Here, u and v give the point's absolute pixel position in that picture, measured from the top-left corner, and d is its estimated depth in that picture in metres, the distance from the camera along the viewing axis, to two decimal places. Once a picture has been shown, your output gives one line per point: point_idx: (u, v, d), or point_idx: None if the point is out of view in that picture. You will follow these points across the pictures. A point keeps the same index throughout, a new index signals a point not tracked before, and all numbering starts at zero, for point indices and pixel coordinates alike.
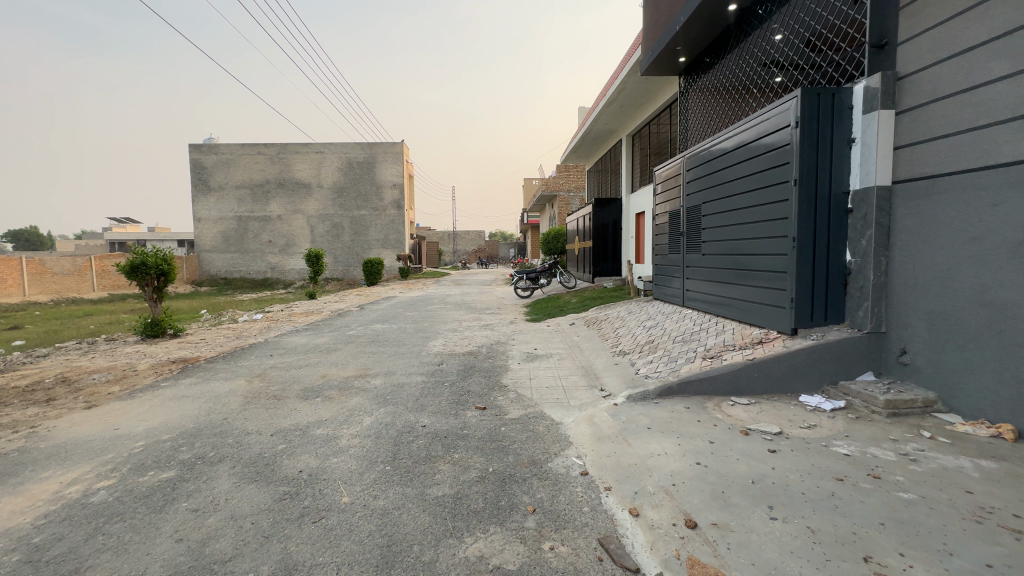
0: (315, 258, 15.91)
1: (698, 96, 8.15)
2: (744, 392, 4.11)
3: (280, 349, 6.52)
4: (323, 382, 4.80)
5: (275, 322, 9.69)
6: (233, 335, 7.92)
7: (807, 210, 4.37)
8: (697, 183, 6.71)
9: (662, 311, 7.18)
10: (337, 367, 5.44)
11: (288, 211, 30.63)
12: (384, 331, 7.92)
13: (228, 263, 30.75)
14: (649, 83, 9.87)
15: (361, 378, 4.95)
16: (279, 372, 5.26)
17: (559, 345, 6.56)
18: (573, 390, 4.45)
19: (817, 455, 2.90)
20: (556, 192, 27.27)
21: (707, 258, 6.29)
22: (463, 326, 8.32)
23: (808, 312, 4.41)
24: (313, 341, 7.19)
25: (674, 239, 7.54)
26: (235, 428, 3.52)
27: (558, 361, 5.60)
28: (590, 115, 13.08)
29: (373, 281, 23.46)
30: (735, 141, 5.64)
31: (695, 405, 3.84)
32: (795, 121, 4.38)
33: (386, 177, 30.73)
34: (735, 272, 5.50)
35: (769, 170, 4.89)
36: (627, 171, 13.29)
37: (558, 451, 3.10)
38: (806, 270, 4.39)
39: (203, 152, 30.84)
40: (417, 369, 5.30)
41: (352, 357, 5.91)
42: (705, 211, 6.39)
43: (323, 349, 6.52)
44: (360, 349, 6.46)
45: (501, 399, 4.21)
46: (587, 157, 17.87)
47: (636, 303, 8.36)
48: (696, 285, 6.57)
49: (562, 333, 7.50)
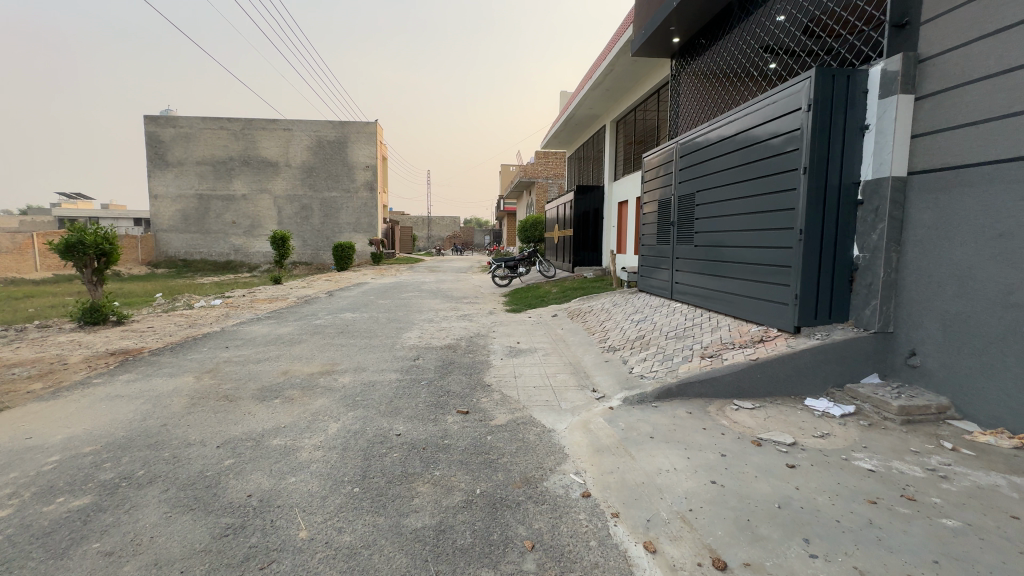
0: (281, 241, 15.02)
1: (690, 80, 7.81)
2: (747, 395, 3.83)
3: (238, 340, 5.92)
4: (284, 380, 4.27)
5: (235, 308, 8.99)
6: (185, 323, 7.23)
7: (816, 200, 4.07)
8: (691, 170, 6.38)
9: (649, 303, 6.89)
10: (302, 361, 4.91)
11: (253, 190, 29.14)
12: (354, 320, 7.38)
13: (187, 244, 29.12)
14: (639, 65, 9.48)
15: (328, 374, 4.46)
16: (234, 368, 4.69)
17: (544, 339, 6.18)
18: (563, 391, 4.08)
19: (840, 471, 2.61)
20: (534, 178, 26.79)
21: (700, 250, 5.99)
22: (440, 317, 7.85)
23: (813, 310, 4.13)
24: (275, 331, 6.60)
25: (663, 229, 7.23)
26: (174, 438, 3.00)
27: (544, 356, 5.22)
28: (574, 99, 12.63)
29: (343, 266, 22.54)
30: (735, 126, 5.31)
31: (697, 411, 3.53)
32: (808, 104, 4.05)
33: (358, 157, 29.56)
34: (732, 265, 5.20)
35: (774, 157, 4.57)
36: (610, 159, 12.94)
37: (553, 466, 2.72)
38: (813, 264, 4.10)
39: (159, 124, 28.91)
40: (391, 365, 4.83)
41: (318, 350, 5.39)
42: (699, 200, 6.08)
43: (286, 340, 5.95)
44: (328, 341, 5.93)
45: (484, 401, 3.79)
46: (568, 143, 17.43)
47: (621, 295, 8.05)
48: (686, 277, 6.28)
49: (545, 326, 7.12)
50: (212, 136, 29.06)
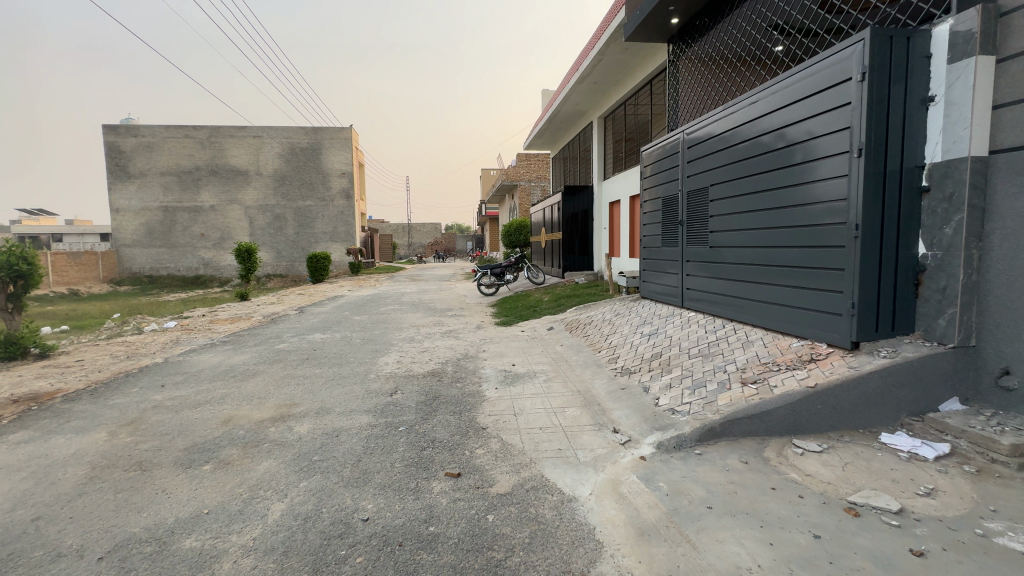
0: (247, 253, 13.90)
1: (688, 67, 7.14)
2: (805, 431, 3.08)
3: (180, 375, 4.95)
4: (223, 434, 3.35)
5: (189, 332, 7.98)
6: (124, 354, 6.20)
7: (875, 188, 3.34)
8: (701, 162, 5.67)
9: (657, 313, 6.14)
10: (252, 404, 3.99)
11: (222, 201, 27.78)
12: (324, 343, 6.45)
13: (153, 259, 27.60)
14: (629, 53, 8.79)
15: (282, 421, 3.57)
16: (164, 416, 3.75)
17: (543, 359, 5.35)
18: (577, 433, 3.26)
19: (990, 562, 1.85)
20: (516, 182, 26.02)
21: (717, 251, 5.26)
22: (422, 335, 6.97)
23: (874, 321, 3.39)
24: (229, 360, 5.65)
25: (668, 230, 6.51)
26: (40, 547, 2.09)
27: (546, 384, 4.40)
28: (559, 94, 11.92)
29: (319, 278, 21.35)
30: (757, 108, 4.59)
31: (754, 460, 2.75)
32: (862, 71, 3.32)
33: (333, 164, 28.42)
34: (762, 269, 4.47)
35: (814, 139, 3.84)
36: (598, 157, 12.24)
37: (587, 571, 1.90)
38: (872, 265, 3.38)
39: (118, 133, 27.40)
40: (362, 404, 3.94)
41: (275, 386, 4.47)
42: (713, 195, 5.37)
43: (239, 373, 5.00)
44: (289, 372, 5.00)
45: (480, 455, 2.96)
46: (552, 142, 16.75)
47: (622, 304, 7.30)
48: (702, 283, 5.54)
49: (542, 342, 6.32)
50: (177, 146, 27.64)
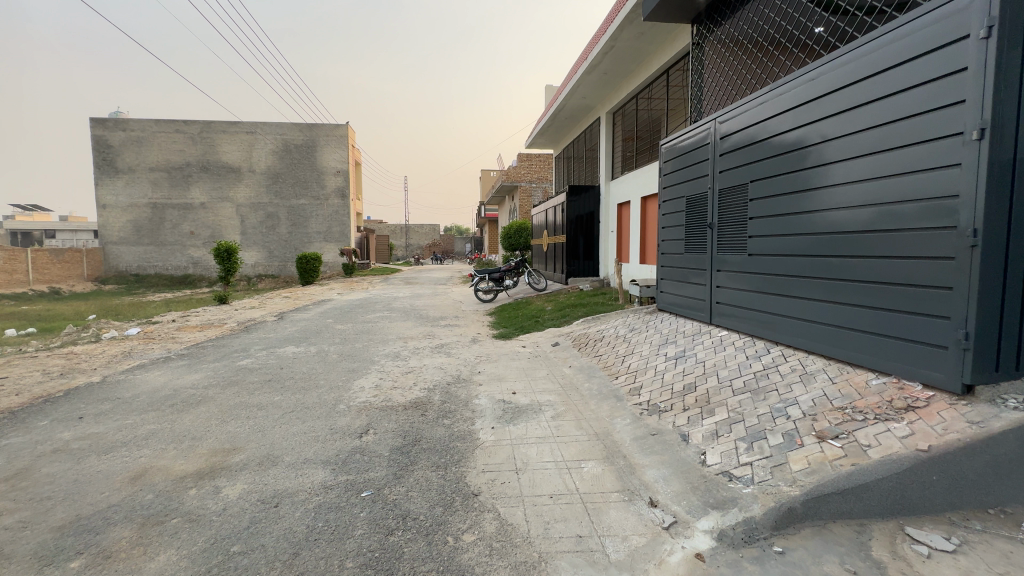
0: (227, 252, 13.02)
1: (713, 52, 6.32)
2: (918, 515, 2.23)
3: (110, 401, 4.08)
4: (124, 500, 2.48)
5: (149, 341, 7.10)
6: (60, 369, 5.33)
7: (1001, 181, 2.51)
8: (739, 155, 4.86)
9: (680, 330, 5.30)
10: (179, 448, 3.12)
11: (213, 198, 26.91)
12: (295, 359, 5.59)
13: (141, 257, 26.75)
14: (645, 38, 7.98)
15: (209, 480, 2.70)
16: (59, 467, 2.88)
17: (549, 385, 4.49)
18: (600, 507, 2.40)
19: None
20: (517, 183, 25.18)
21: (762, 261, 4.43)
22: (410, 350, 6.11)
23: (996, 358, 2.55)
24: (177, 380, 4.78)
25: (694, 234, 5.68)
26: None
27: (555, 424, 3.53)
28: (565, 88, 11.12)
29: (310, 280, 20.53)
30: (820, 86, 3.76)
31: (866, 569, 1.89)
32: (987, 25, 2.48)
33: (328, 162, 27.56)
34: (826, 283, 3.64)
35: (903, 120, 3.01)
36: (606, 155, 11.42)
37: None
38: (994, 283, 2.54)
39: (107, 127, 26.58)
40: (320, 452, 3.06)
41: (219, 422, 3.61)
42: (756, 193, 4.54)
43: (182, 400, 4.13)
44: (243, 399, 4.14)
45: (468, 548, 2.09)
46: (556, 141, 15.96)
47: (636, 317, 6.46)
48: (740, 296, 4.71)
49: (546, 361, 5.46)
50: (167, 140, 26.78)
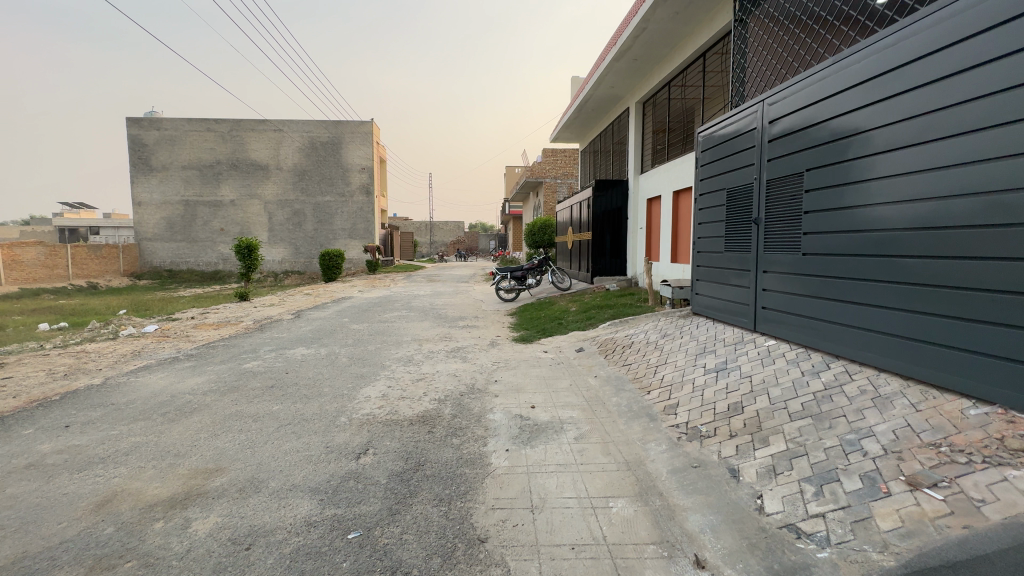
0: (247, 249, 13.00)
1: (758, 30, 5.70)
2: None
3: (102, 408, 3.84)
4: (79, 534, 2.16)
5: (162, 339, 6.96)
6: (65, 369, 5.16)
7: None
8: (790, 141, 4.29)
9: (720, 338, 4.75)
10: (159, 468, 2.81)
11: (242, 195, 27.36)
12: (302, 363, 5.29)
13: (174, 254, 27.44)
14: (680, 18, 7.38)
15: (179, 511, 2.36)
16: (24, 486, 2.60)
17: (571, 399, 4.03)
18: (634, 566, 1.94)
19: None
20: (541, 178, 24.68)
21: (819, 262, 3.86)
22: (423, 354, 5.74)
23: None
24: (177, 384, 4.52)
25: (737, 230, 5.11)
26: None
27: (578, 447, 3.08)
28: (591, 77, 10.58)
29: (333, 277, 20.54)
30: (896, 55, 3.19)
31: None
32: None
33: (353, 159, 27.65)
34: (904, 289, 3.07)
35: (1015, 89, 2.44)
36: (635, 147, 10.82)
37: None
38: None
39: (142, 126, 27.33)
40: (309, 478, 2.69)
41: (209, 435, 3.29)
42: (812, 183, 3.97)
43: (176, 407, 3.86)
44: (240, 408, 3.83)
45: None
46: (582, 133, 15.38)
47: (669, 322, 5.92)
48: (792, 302, 4.15)
49: (569, 369, 5.01)
50: (198, 139, 27.34)
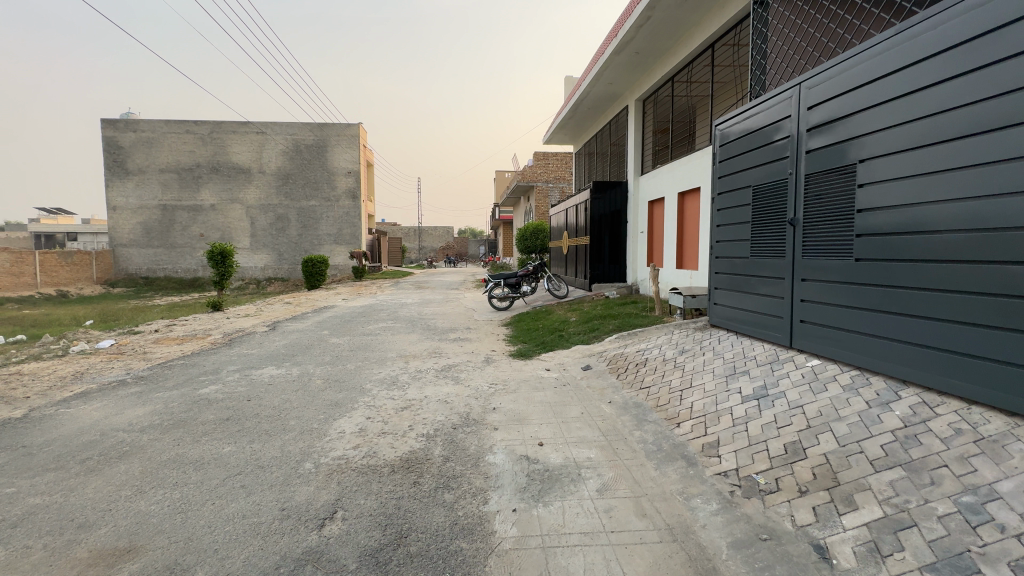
0: (222, 254, 12.20)
1: (780, 10, 5.14)
2: None
3: (8, 452, 3.10)
4: None
5: (115, 356, 6.18)
6: None
7: None
8: (834, 129, 3.70)
9: (752, 356, 4.14)
10: (52, 549, 2.10)
11: (223, 199, 26.40)
12: (269, 387, 4.56)
13: (152, 260, 26.36)
14: (689, 4, 6.84)
15: None
16: None
17: (586, 433, 3.38)
18: None
19: None
20: (532, 183, 24.10)
21: (878, 269, 3.26)
22: (410, 374, 5.05)
23: None
24: (113, 417, 3.77)
25: (767, 232, 4.52)
26: None
27: (605, 506, 2.43)
28: (589, 73, 10.01)
29: (316, 284, 19.72)
30: (985, 19, 2.61)
31: None
32: None
33: (339, 162, 26.85)
34: (1005, 303, 2.47)
35: None
36: (636, 147, 10.27)
37: None
38: None
39: (118, 128, 26.29)
40: (252, 563, 2.00)
41: (131, 493, 2.57)
42: (866, 177, 3.37)
43: (102, 450, 3.13)
44: (183, 450, 3.12)
45: None
46: (576, 134, 14.83)
47: (684, 335, 5.32)
48: (841, 316, 3.54)
49: (578, 392, 4.36)
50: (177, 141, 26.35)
